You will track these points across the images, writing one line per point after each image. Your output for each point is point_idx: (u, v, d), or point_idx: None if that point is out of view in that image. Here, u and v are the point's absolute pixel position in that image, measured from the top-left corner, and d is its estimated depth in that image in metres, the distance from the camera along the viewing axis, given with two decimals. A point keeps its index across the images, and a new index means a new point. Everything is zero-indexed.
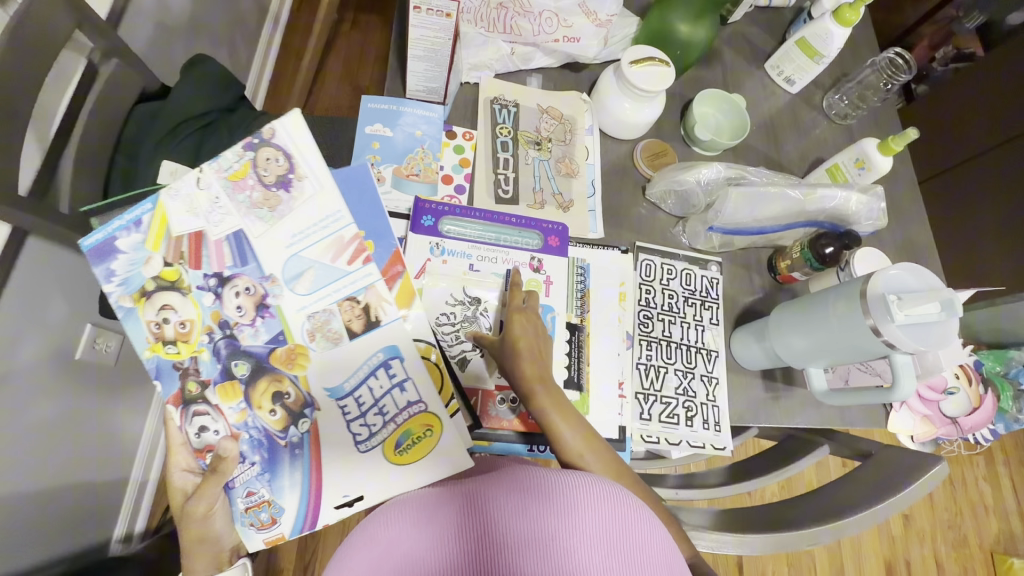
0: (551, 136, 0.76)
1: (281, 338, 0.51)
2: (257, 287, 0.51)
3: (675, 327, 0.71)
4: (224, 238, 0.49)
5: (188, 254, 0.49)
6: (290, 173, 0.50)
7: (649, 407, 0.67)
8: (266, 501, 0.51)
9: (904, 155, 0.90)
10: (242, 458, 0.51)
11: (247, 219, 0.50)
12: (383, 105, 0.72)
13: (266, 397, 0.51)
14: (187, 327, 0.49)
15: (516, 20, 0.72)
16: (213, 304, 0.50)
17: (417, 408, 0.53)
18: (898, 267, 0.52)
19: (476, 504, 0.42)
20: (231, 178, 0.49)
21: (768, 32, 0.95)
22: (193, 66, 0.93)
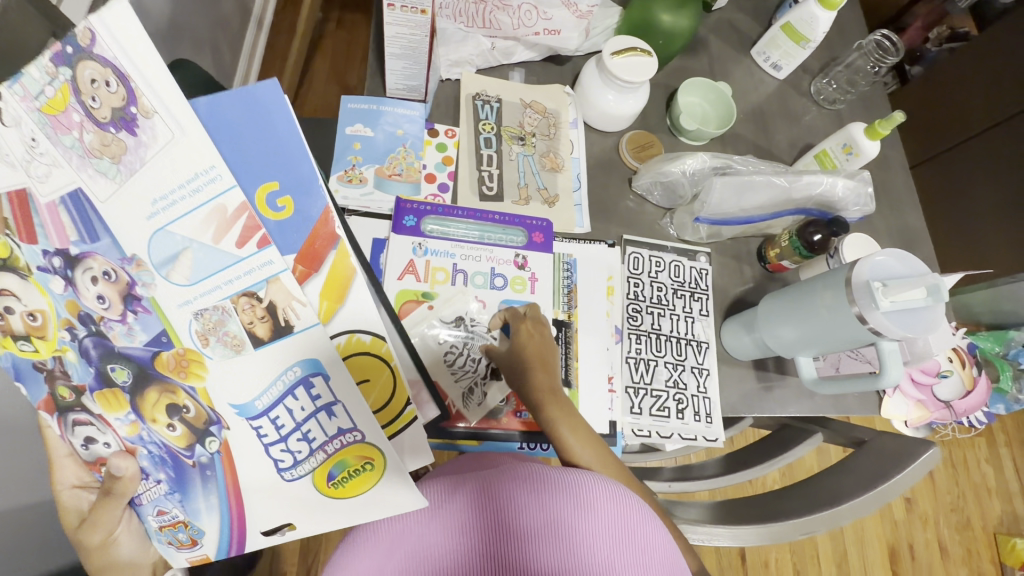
0: (535, 131, 0.75)
1: (163, 339, 0.37)
2: (120, 271, 0.35)
3: (670, 323, 0.70)
4: (57, 200, 0.32)
5: (14, 223, 0.33)
6: (131, 105, 0.30)
7: (640, 405, 0.66)
8: (181, 522, 0.42)
9: (895, 138, 0.89)
10: (146, 475, 0.41)
11: (85, 174, 0.32)
12: (363, 105, 0.71)
13: (160, 410, 0.38)
14: (38, 320, 0.35)
15: (495, 14, 0.71)
16: (66, 292, 0.35)
17: (355, 439, 0.39)
18: (884, 253, 0.52)
19: (486, 499, 0.45)
20: (47, 109, 0.30)
21: (754, 18, 0.94)
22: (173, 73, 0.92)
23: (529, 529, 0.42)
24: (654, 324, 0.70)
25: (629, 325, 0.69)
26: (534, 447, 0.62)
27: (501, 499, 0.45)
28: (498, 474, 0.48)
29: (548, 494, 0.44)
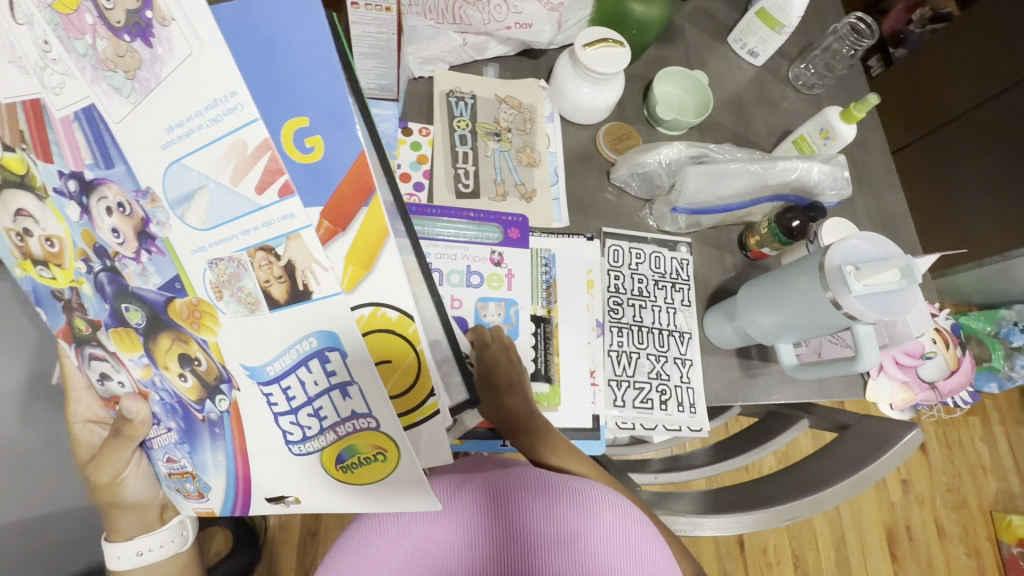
0: (510, 126, 0.75)
1: (177, 286, 0.33)
2: (130, 201, 0.32)
3: (656, 313, 0.70)
4: (71, 115, 0.31)
5: (31, 136, 0.33)
6: (147, 10, 0.25)
7: (629, 394, 0.66)
8: (190, 472, 0.43)
9: (874, 120, 0.88)
10: (157, 419, 0.43)
11: (99, 88, 0.29)
12: None
13: (172, 358, 0.36)
14: (57, 247, 0.38)
15: (464, 10, 0.70)
16: (82, 220, 0.35)
17: (372, 428, 0.33)
18: (857, 237, 0.52)
19: (500, 504, 0.50)
20: (57, 7, 0.28)
21: (730, 4, 0.93)
22: None
23: (542, 537, 0.48)
24: (638, 316, 0.70)
25: (613, 318, 0.69)
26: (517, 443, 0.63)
27: (516, 505, 0.50)
28: (507, 478, 0.52)
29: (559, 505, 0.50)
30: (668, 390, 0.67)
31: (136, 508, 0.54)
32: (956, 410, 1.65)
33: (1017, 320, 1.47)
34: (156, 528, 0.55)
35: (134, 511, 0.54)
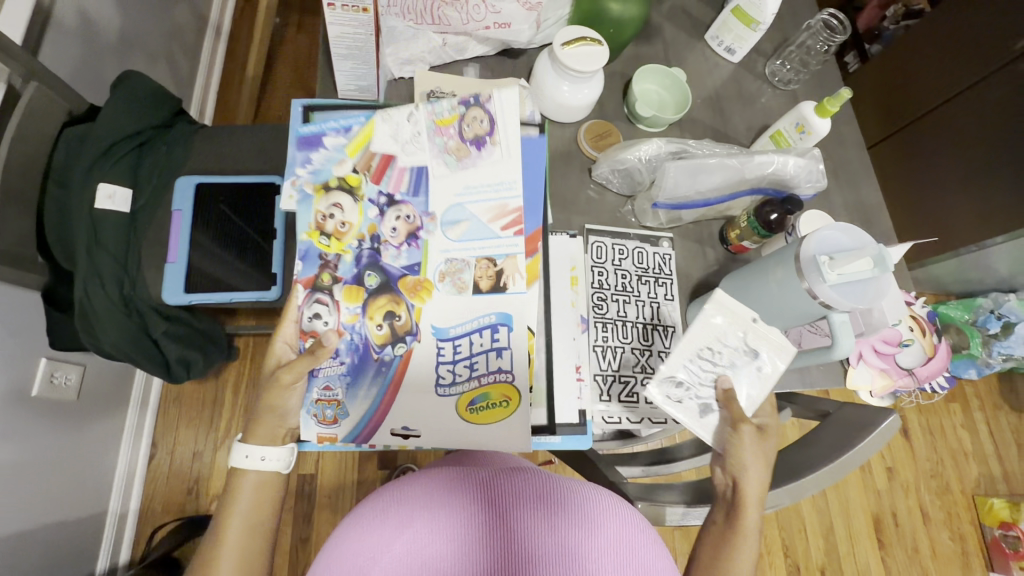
0: None
1: (415, 267, 0.59)
2: (412, 214, 0.59)
3: (767, 339, 0.56)
4: (409, 167, 0.59)
5: (374, 169, 0.59)
6: (487, 136, 0.58)
7: (717, 424, 0.57)
8: (337, 400, 0.59)
9: (848, 115, 0.90)
10: (335, 355, 0.58)
11: (435, 162, 0.59)
12: None
13: (380, 312, 0.58)
14: (346, 227, 0.58)
15: (442, 10, 0.71)
16: (374, 218, 0.59)
17: (508, 381, 0.58)
18: (831, 227, 0.53)
19: (493, 505, 0.52)
20: (439, 122, 0.58)
21: (706, 3, 0.95)
22: (122, 85, 0.91)
23: (530, 542, 0.51)
24: (751, 341, 0.56)
25: (717, 335, 0.56)
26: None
27: (509, 507, 0.52)
28: (506, 477, 0.54)
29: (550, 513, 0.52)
30: (762, 427, 0.57)
31: (271, 425, 0.59)
32: (935, 398, 1.68)
33: (993, 308, 1.52)
34: (275, 445, 0.60)
35: (266, 427, 0.59)
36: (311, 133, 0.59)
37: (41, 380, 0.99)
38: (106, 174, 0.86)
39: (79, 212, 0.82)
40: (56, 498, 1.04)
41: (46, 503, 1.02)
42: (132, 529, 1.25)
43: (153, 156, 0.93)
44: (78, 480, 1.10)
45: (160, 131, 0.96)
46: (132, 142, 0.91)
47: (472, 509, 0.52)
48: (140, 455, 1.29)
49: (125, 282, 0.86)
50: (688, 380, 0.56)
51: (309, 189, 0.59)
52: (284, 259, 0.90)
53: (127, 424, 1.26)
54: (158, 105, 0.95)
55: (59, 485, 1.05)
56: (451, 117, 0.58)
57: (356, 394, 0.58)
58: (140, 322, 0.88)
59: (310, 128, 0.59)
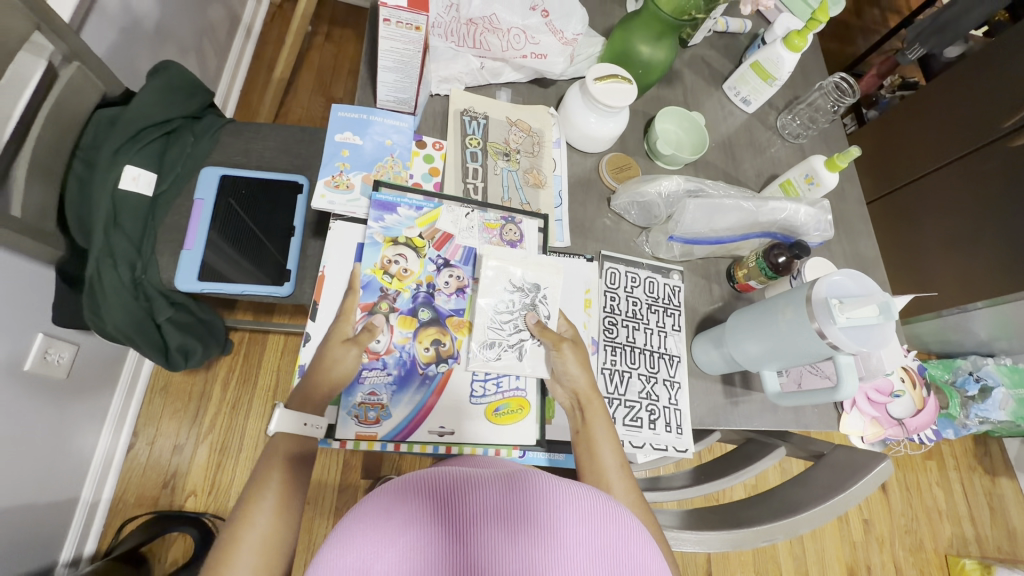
0: (519, 148, 0.78)
1: (459, 310, 0.65)
2: (465, 276, 0.66)
3: (543, 274, 0.66)
4: (461, 244, 0.67)
5: (436, 238, 0.66)
6: (518, 242, 0.68)
7: (545, 355, 0.63)
8: (381, 403, 0.60)
9: (850, 173, 0.96)
10: (383, 367, 0.61)
11: (483, 241, 0.67)
12: (354, 114, 0.73)
13: (428, 339, 0.63)
14: (407, 272, 0.64)
15: (485, 36, 0.74)
16: (431, 270, 0.65)
17: (522, 392, 0.64)
18: (840, 272, 0.56)
19: (478, 531, 0.31)
20: (486, 225, 0.68)
21: (725, 55, 1.00)
22: (157, 74, 0.93)
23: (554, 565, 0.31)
24: (531, 281, 0.65)
25: (507, 286, 0.64)
26: (510, 456, 0.63)
27: (501, 540, 0.31)
28: (499, 490, 0.33)
29: (569, 528, 0.33)
30: (577, 339, 0.64)
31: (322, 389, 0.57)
32: (921, 447, 1.72)
33: (972, 370, 1.58)
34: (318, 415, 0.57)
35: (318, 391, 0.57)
36: (385, 198, 0.66)
37: (35, 356, 0.97)
38: (133, 157, 0.87)
39: (102, 191, 0.83)
40: (28, 482, 1.00)
41: (18, 486, 0.98)
42: (102, 520, 1.21)
43: (180, 144, 0.94)
44: (55, 463, 1.07)
45: (188, 121, 0.97)
46: (161, 129, 0.92)
47: (455, 538, 0.31)
48: (120, 444, 1.26)
49: (137, 265, 0.85)
50: (496, 336, 0.63)
51: (378, 239, 0.64)
52: (299, 258, 0.91)
53: (111, 411, 1.23)
54: (189, 96, 0.97)
55: (33, 468, 1.01)
56: (496, 223, 0.69)
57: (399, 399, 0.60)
58: (147, 305, 0.87)
59: (389, 191, 0.66)
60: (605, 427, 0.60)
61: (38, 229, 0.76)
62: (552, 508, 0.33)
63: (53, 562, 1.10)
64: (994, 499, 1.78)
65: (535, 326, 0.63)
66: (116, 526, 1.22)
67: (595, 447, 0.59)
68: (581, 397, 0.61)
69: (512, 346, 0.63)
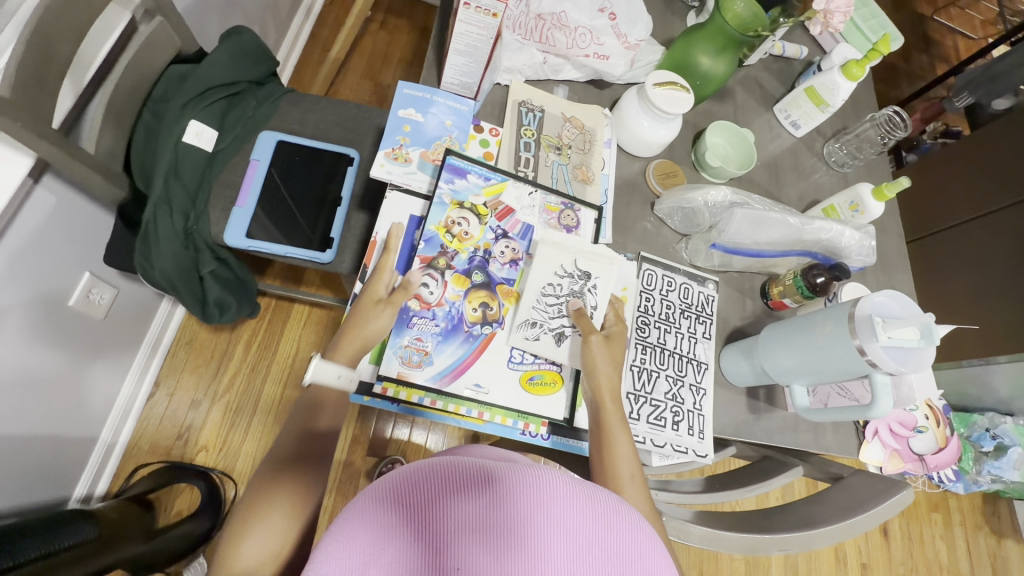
0: (571, 144, 0.79)
1: (512, 279, 0.66)
2: (520, 250, 0.67)
3: (596, 265, 0.67)
4: (522, 219, 0.68)
5: (499, 209, 0.68)
6: (574, 228, 0.70)
7: (576, 344, 0.64)
8: (425, 351, 0.61)
9: (892, 207, 0.96)
10: (432, 318, 0.62)
11: (540, 222, 0.69)
12: (417, 92, 0.76)
13: (478, 300, 0.64)
14: (469, 235, 0.66)
15: (552, 32, 0.77)
16: (490, 239, 0.66)
17: (557, 367, 0.65)
18: (883, 293, 0.57)
19: (453, 545, 0.29)
20: (546, 208, 0.70)
21: (779, 78, 1.01)
22: (229, 37, 0.97)
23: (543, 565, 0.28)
24: (582, 269, 0.67)
25: (556, 271, 0.66)
26: (537, 432, 0.64)
27: (477, 556, 0.28)
28: (482, 497, 0.30)
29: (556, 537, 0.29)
30: (613, 335, 0.65)
31: (356, 341, 0.58)
32: (937, 488, 1.72)
33: (988, 427, 1.53)
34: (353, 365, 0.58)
35: (353, 342, 0.58)
36: (457, 162, 0.68)
37: (79, 293, 1.00)
38: (199, 113, 0.91)
39: (167, 141, 0.87)
40: (54, 414, 1.04)
41: (44, 416, 1.01)
42: (115, 463, 1.24)
43: (242, 106, 0.97)
44: (84, 402, 1.11)
45: (252, 86, 1.01)
46: (227, 90, 0.96)
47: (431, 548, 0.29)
48: (141, 391, 1.29)
49: (190, 216, 0.89)
50: (538, 317, 0.64)
51: (446, 200, 0.66)
52: (342, 228, 0.94)
53: (137, 359, 1.26)
54: (256, 62, 1.01)
55: (61, 402, 1.05)
56: (556, 207, 0.70)
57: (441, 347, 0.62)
58: (194, 256, 0.90)
59: (461, 159, 0.68)
60: (621, 429, 0.59)
61: (106, 169, 0.79)
62: (539, 519, 0.29)
63: (66, 497, 1.13)
64: (999, 561, 1.74)
65: (576, 311, 0.64)
66: (128, 471, 1.24)
67: (607, 440, 0.59)
68: (596, 389, 0.61)
69: (557, 330, 0.64)
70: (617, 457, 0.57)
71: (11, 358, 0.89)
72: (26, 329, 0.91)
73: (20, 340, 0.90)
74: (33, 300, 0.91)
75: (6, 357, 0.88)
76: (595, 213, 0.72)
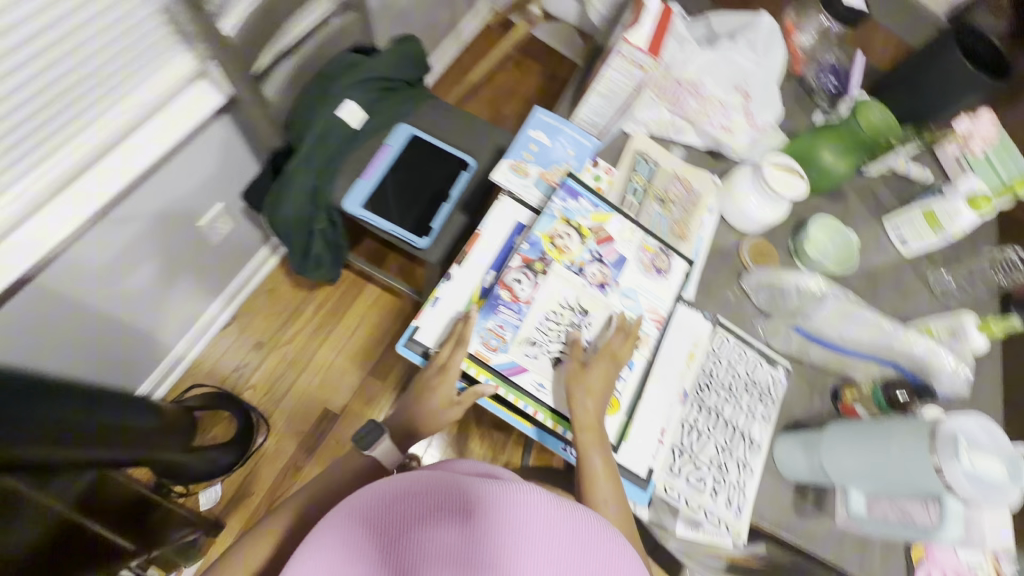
0: (676, 200, 0.82)
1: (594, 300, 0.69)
2: (609, 276, 0.70)
3: (595, 301, 0.68)
4: (618, 250, 0.71)
5: (601, 235, 0.71)
6: (663, 272, 0.73)
7: (555, 371, 0.64)
8: (501, 338, 0.63)
9: (996, 353, 0.90)
10: (516, 311, 0.65)
11: (634, 257, 0.72)
12: (550, 120, 0.83)
13: None
14: (568, 248, 0.69)
15: (685, 98, 0.84)
16: (586, 258, 0.70)
17: (615, 393, 0.66)
18: (972, 417, 0.54)
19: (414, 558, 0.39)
20: (644, 248, 0.73)
21: (897, 195, 1.00)
22: (400, 42, 1.11)
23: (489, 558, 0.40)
24: (584, 305, 0.68)
25: (561, 300, 0.67)
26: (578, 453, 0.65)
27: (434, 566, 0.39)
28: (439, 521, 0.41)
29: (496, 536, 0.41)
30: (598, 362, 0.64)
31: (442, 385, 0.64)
32: None
33: None
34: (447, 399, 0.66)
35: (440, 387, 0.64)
36: (573, 185, 0.74)
37: (209, 219, 1.15)
38: (357, 96, 1.04)
39: (324, 111, 0.99)
40: (151, 315, 1.17)
41: (144, 314, 1.14)
42: (178, 376, 1.36)
43: (391, 98, 1.10)
44: (176, 313, 1.24)
45: (404, 85, 1.14)
46: (384, 83, 1.10)
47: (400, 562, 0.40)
48: (220, 320, 1.42)
49: (321, 177, 1.00)
50: (539, 338, 0.65)
51: (557, 214, 0.71)
52: (443, 223, 1.02)
53: (227, 290, 1.40)
54: (414, 67, 1.14)
55: (160, 306, 1.18)
56: (653, 249, 0.74)
57: (521, 337, 0.64)
58: (313, 212, 1.01)
59: (577, 184, 0.74)
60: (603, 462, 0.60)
61: None
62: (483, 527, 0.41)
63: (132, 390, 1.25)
64: None
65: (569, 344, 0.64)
66: (185, 386, 1.36)
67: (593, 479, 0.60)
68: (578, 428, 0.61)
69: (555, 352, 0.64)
70: (601, 511, 0.59)
71: (142, 255, 1.03)
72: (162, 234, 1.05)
73: (154, 243, 1.05)
74: (177, 213, 1.06)
75: (141, 254, 1.03)
76: (685, 265, 0.75)
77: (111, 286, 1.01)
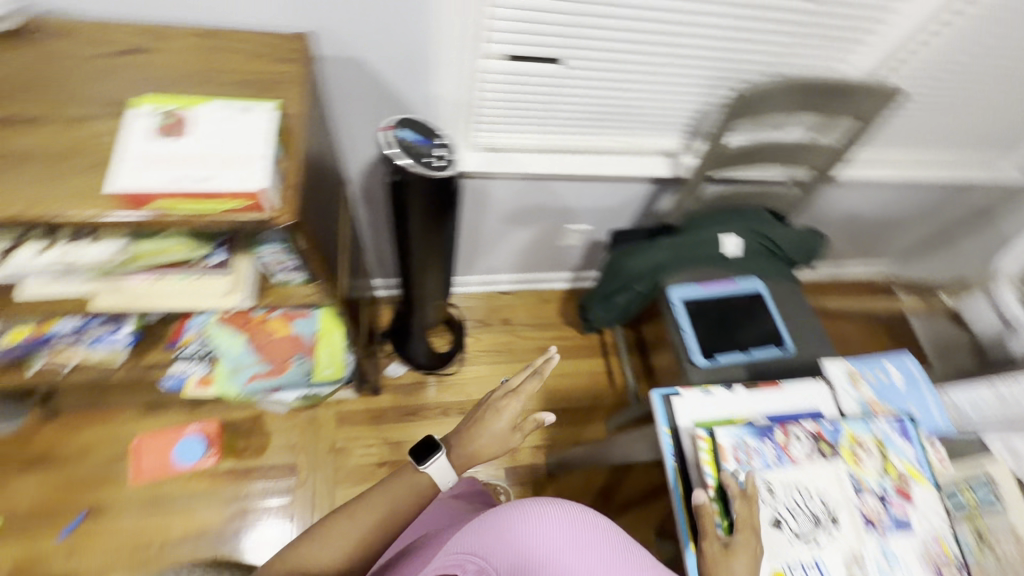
0: (1000, 545, 0.66)
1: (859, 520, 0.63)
2: (882, 522, 0.64)
3: (852, 524, 0.63)
4: (908, 512, 0.65)
5: (902, 485, 0.66)
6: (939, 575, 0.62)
7: (774, 537, 0.61)
8: (749, 460, 0.65)
9: None
10: (777, 455, 0.66)
11: (922, 537, 0.64)
12: (915, 370, 0.80)
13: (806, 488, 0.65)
14: (863, 463, 0.67)
15: None
16: (872, 487, 0.66)
17: None
18: None
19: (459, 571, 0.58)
20: (939, 542, 0.64)
21: None
22: (809, 234, 1.23)
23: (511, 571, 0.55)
24: (836, 515, 0.63)
25: (822, 489, 0.64)
26: None
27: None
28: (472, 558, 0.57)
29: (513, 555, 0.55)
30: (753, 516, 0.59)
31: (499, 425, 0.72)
32: None
33: None
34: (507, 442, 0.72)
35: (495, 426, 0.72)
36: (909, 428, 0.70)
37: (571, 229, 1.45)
38: (744, 237, 1.20)
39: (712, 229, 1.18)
40: (484, 249, 1.51)
41: (483, 245, 1.50)
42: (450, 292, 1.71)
43: (766, 260, 1.21)
44: (492, 260, 1.59)
45: (783, 259, 1.24)
46: (771, 247, 1.22)
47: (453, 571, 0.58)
48: (501, 286, 1.73)
49: (670, 260, 1.17)
50: (778, 494, 0.63)
51: (873, 432, 0.69)
52: (726, 364, 1.05)
53: (524, 275, 1.71)
54: (802, 254, 1.24)
55: (492, 249, 1.52)
56: (948, 552, 0.63)
57: (763, 478, 0.64)
58: (642, 275, 1.19)
59: (915, 431, 0.70)
60: None
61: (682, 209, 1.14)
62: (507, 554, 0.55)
63: None
64: None
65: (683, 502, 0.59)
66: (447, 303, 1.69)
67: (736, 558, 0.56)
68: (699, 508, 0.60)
69: (776, 515, 0.62)
70: None
71: (523, 216, 1.37)
72: (542, 216, 1.38)
73: (535, 216, 1.38)
74: (564, 211, 1.37)
75: (523, 216, 1.37)
76: None
77: (494, 216, 1.36)
